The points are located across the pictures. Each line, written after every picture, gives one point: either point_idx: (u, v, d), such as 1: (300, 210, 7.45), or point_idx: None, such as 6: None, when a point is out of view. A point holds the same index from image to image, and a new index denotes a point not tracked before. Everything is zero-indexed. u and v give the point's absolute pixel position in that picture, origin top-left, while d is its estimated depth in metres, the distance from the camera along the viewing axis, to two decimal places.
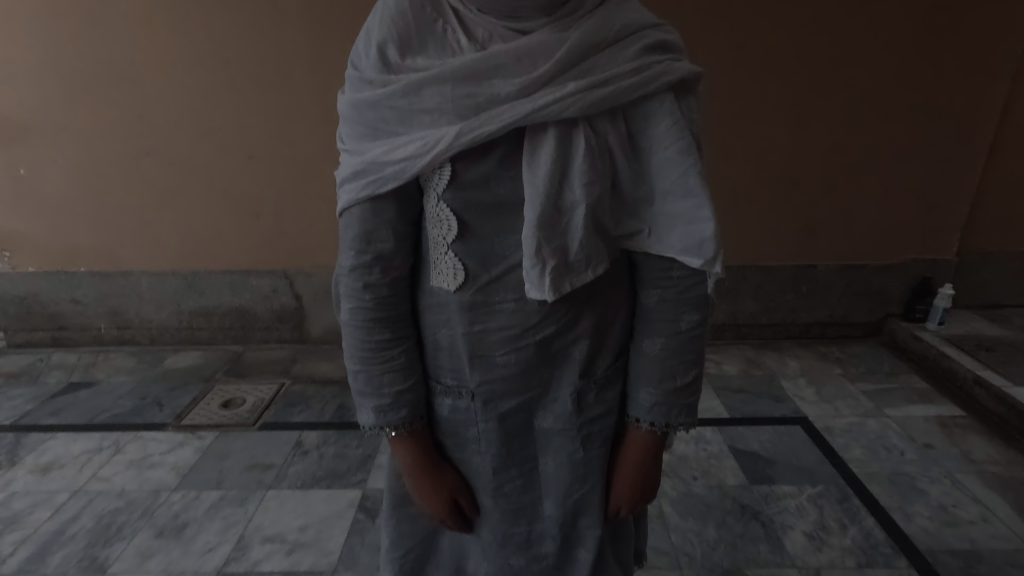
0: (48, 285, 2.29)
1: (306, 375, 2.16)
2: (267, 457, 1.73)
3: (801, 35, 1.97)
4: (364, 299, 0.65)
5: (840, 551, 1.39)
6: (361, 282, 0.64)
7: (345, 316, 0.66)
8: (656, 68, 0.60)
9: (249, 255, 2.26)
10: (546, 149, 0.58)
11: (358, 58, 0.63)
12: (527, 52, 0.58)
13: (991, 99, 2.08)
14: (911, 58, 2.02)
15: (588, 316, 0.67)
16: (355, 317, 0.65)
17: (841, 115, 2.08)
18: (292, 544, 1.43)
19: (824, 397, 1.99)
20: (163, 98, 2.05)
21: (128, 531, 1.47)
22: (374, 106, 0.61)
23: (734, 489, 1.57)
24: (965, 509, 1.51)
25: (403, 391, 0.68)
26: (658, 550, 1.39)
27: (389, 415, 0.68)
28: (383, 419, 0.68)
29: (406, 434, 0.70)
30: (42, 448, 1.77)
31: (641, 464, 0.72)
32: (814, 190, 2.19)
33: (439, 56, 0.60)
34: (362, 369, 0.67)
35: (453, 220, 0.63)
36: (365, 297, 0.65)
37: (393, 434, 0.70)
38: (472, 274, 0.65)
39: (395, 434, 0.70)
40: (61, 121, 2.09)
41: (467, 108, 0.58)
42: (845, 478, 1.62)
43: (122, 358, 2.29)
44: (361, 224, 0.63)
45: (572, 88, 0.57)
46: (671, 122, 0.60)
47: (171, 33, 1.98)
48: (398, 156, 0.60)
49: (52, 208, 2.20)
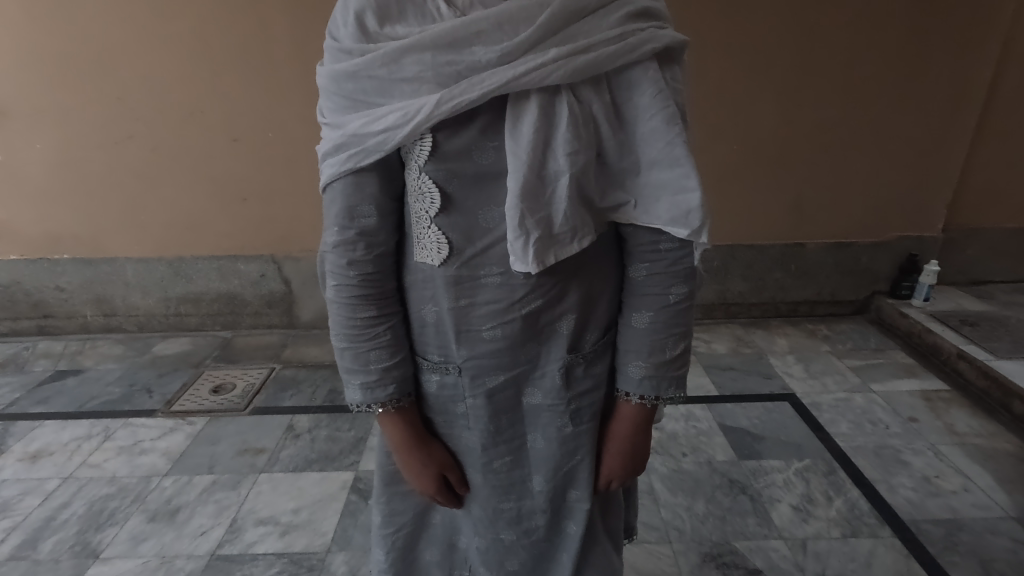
0: (31, 273, 2.25)
1: (297, 360, 2.16)
2: (259, 441, 1.73)
3: (790, 11, 1.96)
4: (350, 276, 0.64)
5: (826, 522, 1.42)
6: (345, 259, 0.63)
7: (330, 293, 0.66)
8: (640, 35, 0.59)
9: (236, 239, 2.24)
10: (529, 119, 0.57)
11: (336, 28, 0.62)
12: (508, 17, 0.56)
13: (979, 75, 2.08)
14: (899, 34, 2.01)
15: (575, 289, 0.67)
16: (341, 295, 0.65)
17: (829, 92, 2.08)
18: (285, 526, 1.44)
19: (812, 373, 2.01)
20: (143, 80, 2.01)
21: (120, 516, 1.47)
22: (353, 76, 0.60)
23: (723, 465, 1.60)
24: (948, 480, 1.54)
25: (390, 368, 0.68)
26: (648, 525, 1.41)
27: (377, 393, 0.68)
28: (371, 396, 0.68)
29: (393, 411, 0.70)
30: (31, 436, 1.75)
31: (631, 437, 0.73)
32: (803, 168, 2.19)
33: (418, 23, 0.58)
34: (348, 347, 0.67)
35: (436, 192, 0.62)
36: (350, 273, 0.64)
37: (380, 412, 0.70)
38: (457, 248, 0.65)
39: (383, 411, 0.70)
40: (38, 105, 2.04)
41: (447, 76, 0.57)
42: (831, 452, 1.65)
43: (110, 345, 2.27)
44: (344, 199, 0.62)
45: (554, 54, 0.56)
46: (655, 90, 0.59)
47: (148, 12, 1.93)
48: (378, 127, 0.59)
49: (32, 195, 2.16)
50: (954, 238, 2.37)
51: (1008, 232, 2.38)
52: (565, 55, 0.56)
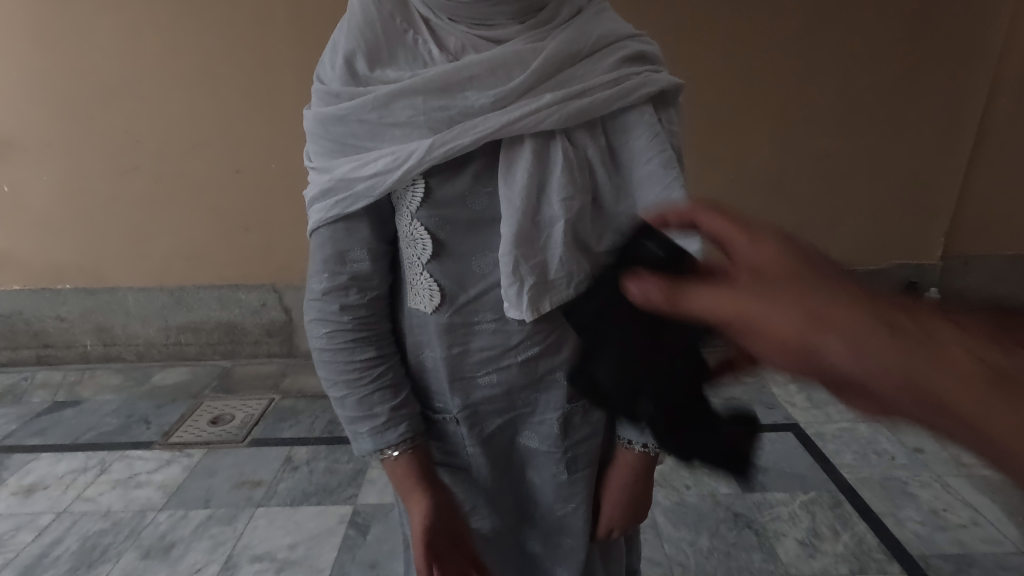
0: (33, 302, 2.26)
1: (296, 391, 2.14)
2: (256, 474, 1.71)
3: (783, 45, 2.00)
4: (342, 322, 0.64)
5: (833, 557, 1.39)
6: (337, 304, 0.63)
7: (321, 341, 0.65)
8: (635, 80, 0.61)
9: (237, 268, 2.25)
10: (522, 165, 0.59)
11: (324, 71, 0.64)
12: (502, 63, 0.59)
13: (970, 107, 2.11)
14: (889, 67, 2.05)
15: (571, 336, 0.67)
16: (333, 341, 0.64)
17: (822, 123, 2.11)
18: (281, 562, 1.41)
19: (814, 403, 1.99)
20: (150, 112, 2.05)
21: (113, 552, 1.45)
22: (343, 120, 0.61)
23: (727, 497, 1.57)
24: (956, 513, 1.52)
25: (398, 407, 0.66)
26: (651, 560, 1.38)
27: (388, 434, 0.65)
28: (382, 440, 0.65)
29: (408, 452, 0.67)
30: (26, 469, 1.74)
31: (631, 487, 0.73)
32: (798, 197, 2.21)
33: (409, 66, 0.61)
34: (349, 392, 0.65)
35: (428, 238, 0.62)
36: (343, 318, 0.64)
37: (392, 455, 0.66)
38: (449, 294, 0.65)
39: (397, 454, 0.66)
40: (46, 136, 2.07)
41: (439, 121, 0.59)
42: (836, 483, 1.62)
43: (109, 375, 2.26)
44: (334, 243, 0.63)
45: (548, 100, 0.58)
46: (650, 134, 0.61)
47: (156, 47, 1.97)
48: (368, 172, 0.60)
49: (37, 226, 2.18)
50: (953, 264, 2.37)
51: (1006, 259, 2.38)
52: (559, 101, 0.58)
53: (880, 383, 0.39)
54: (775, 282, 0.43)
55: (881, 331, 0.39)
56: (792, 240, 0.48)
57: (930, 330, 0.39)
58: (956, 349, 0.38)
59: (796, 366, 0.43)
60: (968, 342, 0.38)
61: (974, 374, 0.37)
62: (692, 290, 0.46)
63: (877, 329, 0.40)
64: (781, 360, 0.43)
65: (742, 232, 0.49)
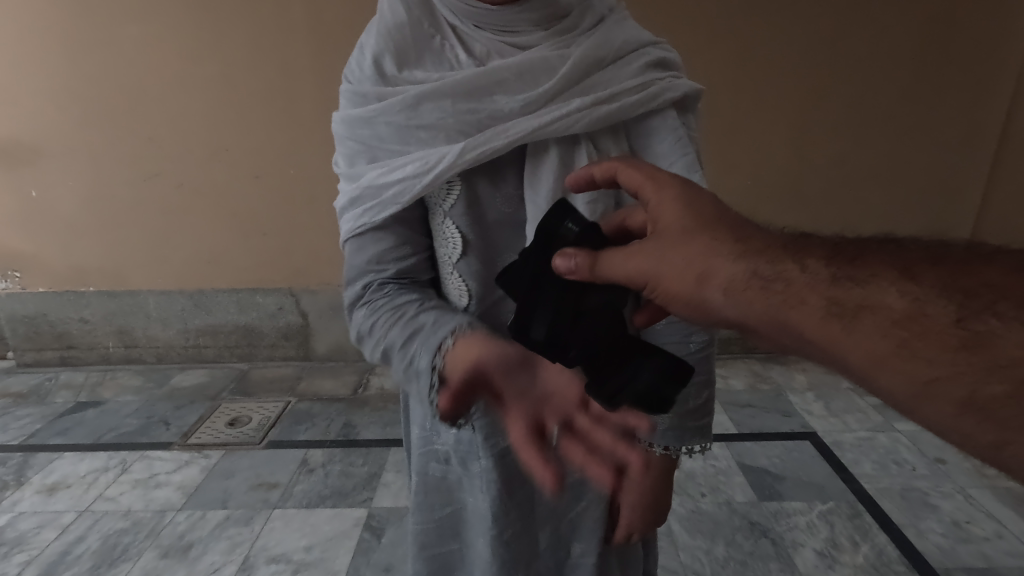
0: (57, 304, 2.31)
1: (312, 394, 2.16)
2: (272, 476, 1.73)
3: (800, 50, 1.99)
4: (383, 292, 0.63)
5: (852, 569, 1.37)
6: (377, 282, 0.63)
7: (362, 326, 0.63)
8: (659, 85, 0.62)
9: (255, 272, 2.28)
10: (548, 169, 0.60)
11: (352, 73, 0.65)
12: (529, 68, 0.60)
13: (993, 112, 2.08)
14: (909, 72, 2.03)
15: None
16: (376, 305, 0.62)
17: (840, 129, 2.10)
18: (297, 564, 1.42)
19: (832, 411, 1.97)
20: (172, 119, 2.09)
21: (133, 551, 1.47)
22: (370, 122, 0.63)
23: (743, 506, 1.56)
24: (979, 526, 1.49)
25: (444, 316, 0.60)
26: (667, 568, 1.37)
27: (438, 332, 0.58)
28: (433, 340, 0.58)
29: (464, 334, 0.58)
30: (49, 468, 1.77)
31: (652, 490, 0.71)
32: (816, 203, 2.20)
33: (437, 69, 0.62)
34: (392, 333, 0.60)
35: (459, 237, 0.63)
36: (385, 289, 0.63)
37: (450, 343, 0.57)
38: (477, 295, 0.66)
39: (454, 339, 0.58)
40: (72, 142, 2.12)
41: (468, 123, 0.60)
42: (855, 494, 1.60)
43: (130, 377, 2.30)
44: (367, 250, 0.63)
45: (577, 105, 0.59)
46: (674, 137, 0.62)
47: (179, 55, 2.01)
48: (398, 177, 0.60)
49: (62, 230, 2.23)
50: None
51: None
52: (587, 106, 0.59)
53: (754, 320, 0.48)
54: (670, 241, 0.50)
55: (753, 285, 0.47)
56: (693, 189, 0.53)
57: (789, 278, 0.47)
58: (808, 290, 0.46)
59: (691, 314, 0.52)
60: (819, 286, 0.46)
61: (820, 311, 0.45)
62: (608, 257, 0.52)
63: (747, 279, 0.47)
64: (681, 310, 0.52)
65: (649, 182, 0.54)
